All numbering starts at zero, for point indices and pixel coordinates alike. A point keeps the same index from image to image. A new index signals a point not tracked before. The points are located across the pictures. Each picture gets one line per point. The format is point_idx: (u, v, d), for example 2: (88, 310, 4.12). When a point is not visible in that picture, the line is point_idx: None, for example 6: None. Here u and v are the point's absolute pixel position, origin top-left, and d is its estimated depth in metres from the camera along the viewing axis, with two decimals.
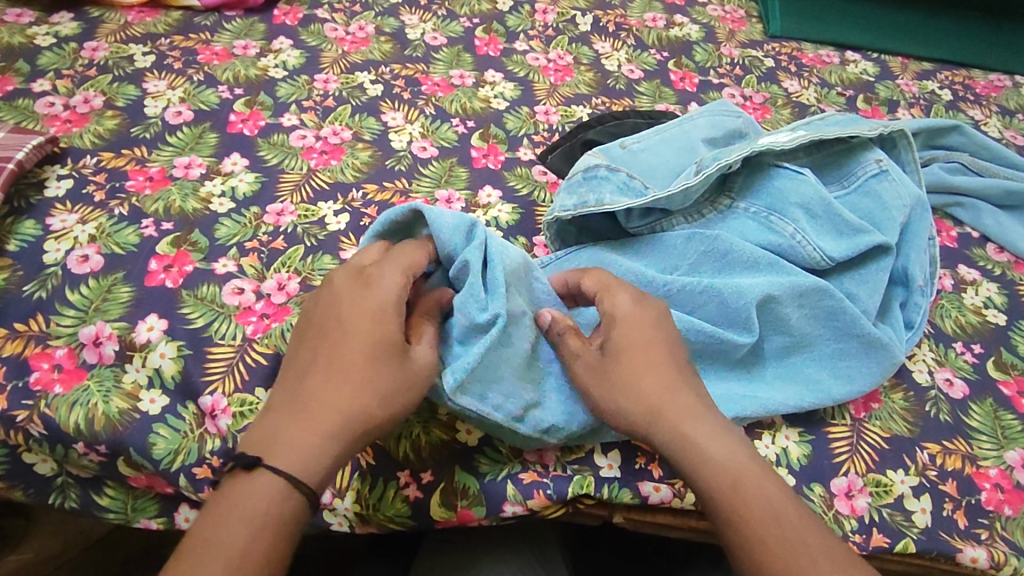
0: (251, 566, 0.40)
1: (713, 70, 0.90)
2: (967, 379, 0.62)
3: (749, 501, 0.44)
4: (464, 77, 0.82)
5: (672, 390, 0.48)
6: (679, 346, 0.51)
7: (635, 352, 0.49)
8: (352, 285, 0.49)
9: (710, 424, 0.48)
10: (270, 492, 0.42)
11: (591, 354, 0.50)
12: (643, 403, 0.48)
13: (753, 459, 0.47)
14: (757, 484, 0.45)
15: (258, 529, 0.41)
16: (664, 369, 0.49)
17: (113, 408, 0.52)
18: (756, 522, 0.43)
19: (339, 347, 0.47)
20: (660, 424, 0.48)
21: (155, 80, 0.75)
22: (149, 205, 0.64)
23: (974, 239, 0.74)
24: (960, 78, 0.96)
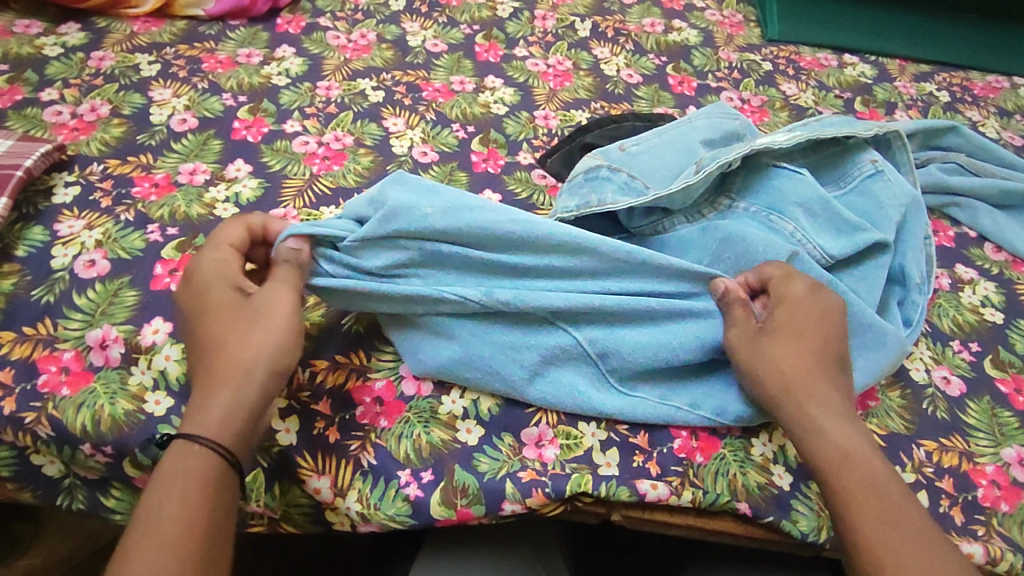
0: (183, 520, 0.42)
1: (711, 74, 0.91)
2: (964, 376, 0.62)
3: (855, 484, 0.46)
4: (465, 83, 0.83)
5: (813, 374, 0.50)
6: (839, 338, 0.53)
7: (779, 333, 0.52)
8: (198, 289, 0.51)
9: (842, 410, 0.50)
10: (190, 454, 0.44)
11: (749, 324, 0.53)
12: (781, 378, 0.50)
13: (875, 446, 0.48)
14: (866, 469, 0.47)
15: (183, 487, 0.43)
16: (815, 347, 0.51)
17: (119, 410, 0.53)
18: (864, 501, 0.46)
19: (209, 342, 0.49)
20: (791, 400, 0.50)
21: (161, 88, 0.77)
22: (154, 211, 0.65)
23: (972, 239, 0.74)
24: (958, 79, 0.96)
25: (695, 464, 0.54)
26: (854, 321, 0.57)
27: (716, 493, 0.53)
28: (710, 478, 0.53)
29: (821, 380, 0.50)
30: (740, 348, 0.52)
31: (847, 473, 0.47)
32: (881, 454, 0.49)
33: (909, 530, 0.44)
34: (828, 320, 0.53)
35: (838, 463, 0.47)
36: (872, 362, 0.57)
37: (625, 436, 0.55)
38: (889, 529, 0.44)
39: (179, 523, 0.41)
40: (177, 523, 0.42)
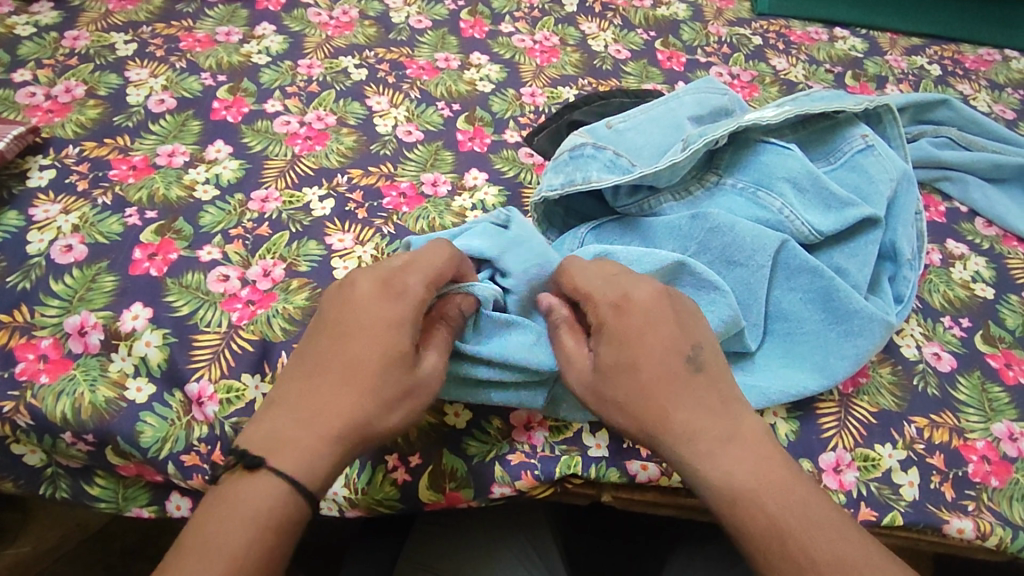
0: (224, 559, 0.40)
1: (701, 49, 0.90)
2: (955, 352, 0.62)
3: (753, 527, 0.42)
4: (450, 60, 0.82)
5: (656, 401, 0.45)
6: (675, 337, 0.47)
7: (616, 369, 0.46)
8: (374, 294, 0.47)
9: (710, 430, 0.45)
10: (262, 489, 0.42)
11: (584, 364, 0.48)
12: (636, 417, 0.46)
13: (767, 473, 0.44)
14: (752, 500, 0.43)
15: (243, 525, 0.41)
16: (636, 376, 0.46)
17: (100, 397, 0.52)
18: (765, 541, 0.42)
19: (353, 357, 0.45)
20: (664, 448, 0.45)
21: (137, 68, 0.75)
22: (132, 193, 0.64)
23: (962, 213, 0.73)
24: (949, 52, 0.95)
25: None
26: (845, 301, 0.57)
27: None
28: None
29: (670, 423, 0.45)
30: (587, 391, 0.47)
31: (743, 514, 0.43)
32: (763, 453, 0.45)
33: (811, 550, 0.41)
34: (627, 332, 0.47)
35: (721, 500, 0.43)
36: (861, 347, 0.56)
37: None
38: (801, 574, 0.41)
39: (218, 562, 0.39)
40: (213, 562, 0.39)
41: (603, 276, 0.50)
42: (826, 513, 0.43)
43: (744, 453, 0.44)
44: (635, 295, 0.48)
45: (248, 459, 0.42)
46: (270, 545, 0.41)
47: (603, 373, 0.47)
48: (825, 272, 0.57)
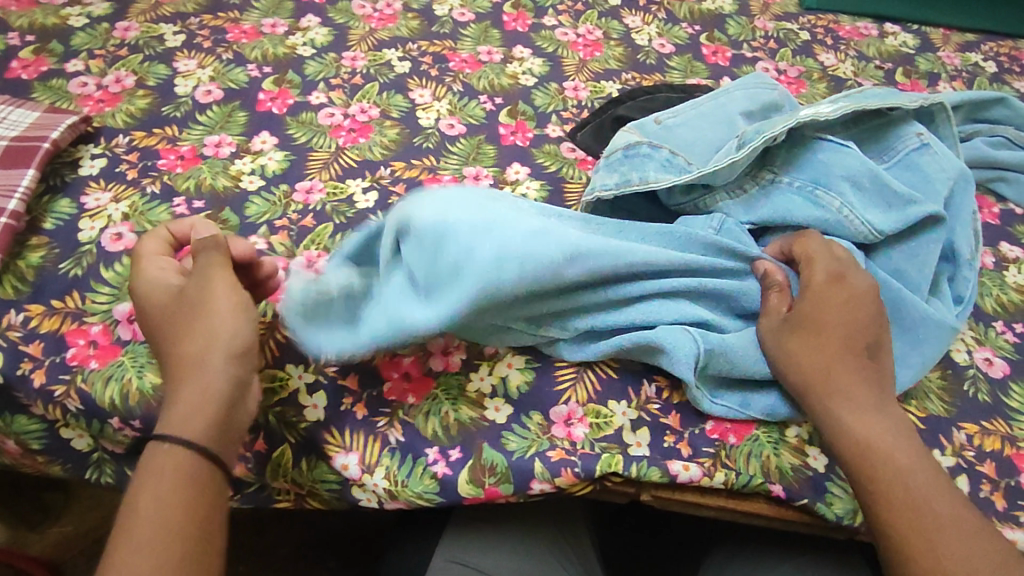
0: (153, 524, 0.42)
1: (747, 43, 0.88)
2: (1008, 358, 0.60)
3: (891, 484, 0.47)
4: (492, 53, 0.81)
5: (829, 360, 0.50)
6: (870, 321, 0.52)
7: (816, 330, 0.51)
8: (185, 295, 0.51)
9: (864, 400, 0.49)
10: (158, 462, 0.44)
11: (773, 320, 0.52)
12: (807, 367, 0.50)
13: (904, 445, 0.48)
14: (890, 462, 0.47)
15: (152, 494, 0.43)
16: (814, 329, 0.51)
17: (147, 383, 0.53)
18: (895, 497, 0.46)
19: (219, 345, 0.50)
20: (817, 398, 0.50)
21: (186, 59, 0.76)
22: (180, 183, 0.65)
23: (1018, 215, 0.71)
24: (1006, 49, 0.92)
25: (727, 445, 0.53)
26: (908, 309, 0.55)
27: (749, 474, 0.52)
28: (743, 459, 0.52)
29: (835, 383, 0.50)
30: (770, 343, 0.52)
31: (872, 469, 0.47)
32: (911, 439, 0.49)
33: (936, 521, 0.45)
34: (820, 303, 0.51)
35: (858, 450, 0.48)
36: (926, 356, 0.55)
37: (657, 415, 0.53)
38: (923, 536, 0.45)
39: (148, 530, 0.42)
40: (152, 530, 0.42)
41: (828, 245, 0.55)
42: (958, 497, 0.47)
43: (893, 428, 0.49)
44: (856, 286, 0.52)
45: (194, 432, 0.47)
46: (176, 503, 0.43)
47: (794, 331, 0.51)
48: (889, 284, 0.56)
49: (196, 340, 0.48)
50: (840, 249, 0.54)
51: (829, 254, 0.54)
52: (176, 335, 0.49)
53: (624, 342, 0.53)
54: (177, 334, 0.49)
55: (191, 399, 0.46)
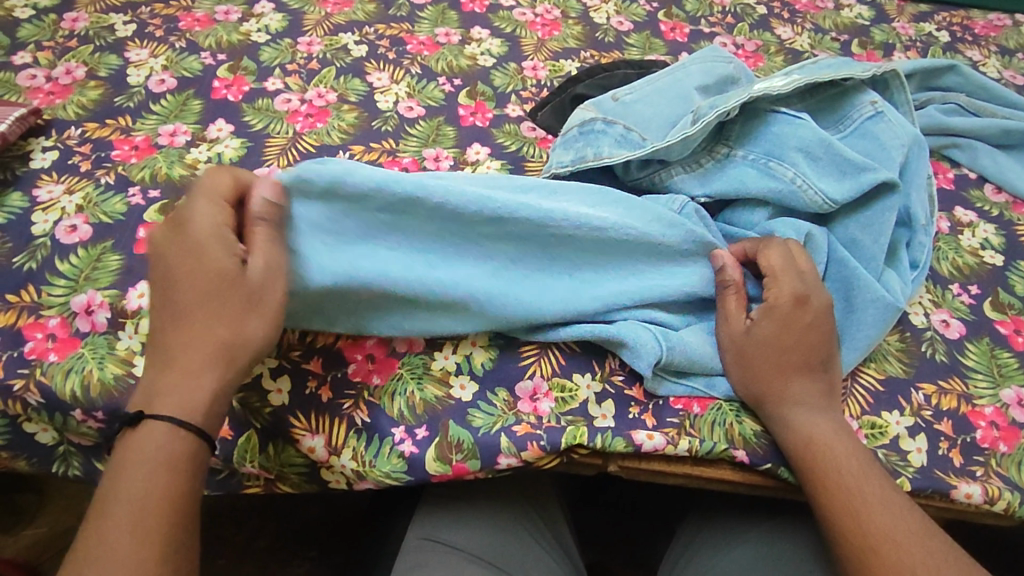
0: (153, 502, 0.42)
1: (704, 19, 0.89)
2: (964, 319, 0.61)
3: (832, 480, 0.48)
4: (450, 35, 0.81)
5: (783, 370, 0.51)
6: (825, 329, 0.52)
7: (770, 341, 0.52)
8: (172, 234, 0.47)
9: (815, 406, 0.51)
10: (158, 436, 0.43)
11: (735, 324, 0.53)
12: (759, 375, 0.52)
13: (850, 446, 0.49)
14: (833, 458, 0.49)
15: (153, 470, 0.43)
16: (769, 336, 0.52)
17: (108, 374, 0.53)
18: (835, 497, 0.48)
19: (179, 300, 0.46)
20: (770, 404, 0.51)
21: (137, 48, 0.75)
22: (135, 173, 0.64)
23: (971, 180, 0.73)
24: (958, 18, 0.94)
25: (692, 415, 0.53)
26: (861, 286, 0.57)
27: (713, 441, 0.52)
28: (706, 426, 0.53)
29: (788, 389, 0.51)
30: (729, 348, 0.53)
31: (817, 467, 0.49)
32: (855, 437, 0.51)
33: (872, 517, 0.46)
34: (778, 313, 0.52)
35: (805, 453, 0.50)
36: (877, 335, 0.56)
37: (622, 387, 0.54)
38: (856, 531, 0.46)
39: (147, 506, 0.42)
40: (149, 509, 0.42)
41: (791, 254, 0.54)
42: (892, 488, 0.48)
43: (840, 431, 0.50)
44: (815, 297, 0.53)
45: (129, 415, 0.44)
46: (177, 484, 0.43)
47: (748, 343, 0.52)
48: (846, 262, 0.57)
49: (207, 327, 0.45)
50: (797, 255, 0.55)
51: (786, 259, 0.54)
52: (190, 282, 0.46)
53: (585, 327, 0.53)
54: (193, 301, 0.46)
55: (196, 383, 0.45)
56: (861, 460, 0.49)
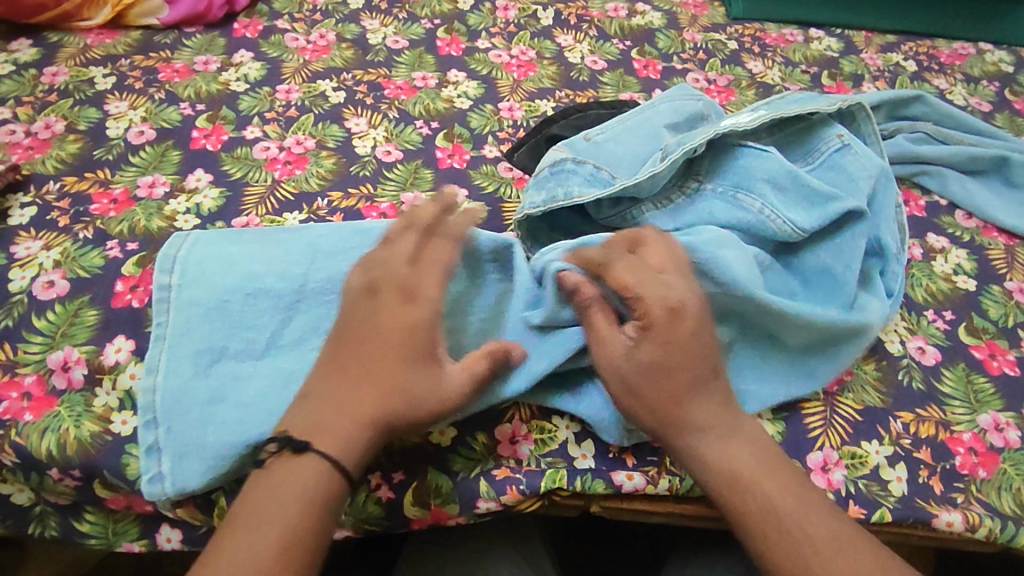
0: (286, 527, 0.43)
1: (677, 55, 0.91)
2: (939, 345, 0.62)
3: (750, 508, 0.47)
4: (427, 79, 0.82)
5: (678, 399, 0.48)
6: (705, 343, 0.49)
7: (664, 371, 0.48)
8: (393, 301, 0.50)
9: (720, 430, 0.49)
10: (316, 472, 0.45)
11: (615, 349, 0.49)
12: (656, 413, 0.49)
13: (766, 466, 0.48)
14: (755, 488, 0.47)
15: (303, 506, 0.44)
16: (647, 363, 0.48)
17: (84, 432, 0.52)
18: (760, 526, 0.47)
19: (381, 356, 0.48)
20: (676, 438, 0.49)
21: (117, 101, 0.75)
22: (114, 226, 0.64)
23: (942, 206, 0.74)
24: (924, 47, 0.96)
25: None
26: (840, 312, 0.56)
27: (693, 479, 0.52)
28: None
29: (689, 418, 0.49)
30: (608, 382, 0.49)
31: (736, 495, 0.47)
32: (767, 449, 0.49)
33: (808, 538, 0.46)
34: (659, 337, 0.48)
35: (724, 482, 0.48)
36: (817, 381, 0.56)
37: None
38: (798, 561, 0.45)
39: (281, 530, 0.43)
40: (296, 527, 0.44)
41: (639, 262, 0.50)
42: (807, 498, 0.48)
43: (746, 449, 0.49)
44: (688, 308, 0.49)
45: (296, 443, 0.46)
46: (315, 526, 0.44)
47: (639, 377, 0.48)
48: None
49: (395, 394, 0.47)
50: (644, 257, 0.51)
51: (633, 273, 0.50)
52: (373, 318, 0.49)
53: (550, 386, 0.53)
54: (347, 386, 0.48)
55: (346, 426, 0.46)
56: (774, 477, 0.48)
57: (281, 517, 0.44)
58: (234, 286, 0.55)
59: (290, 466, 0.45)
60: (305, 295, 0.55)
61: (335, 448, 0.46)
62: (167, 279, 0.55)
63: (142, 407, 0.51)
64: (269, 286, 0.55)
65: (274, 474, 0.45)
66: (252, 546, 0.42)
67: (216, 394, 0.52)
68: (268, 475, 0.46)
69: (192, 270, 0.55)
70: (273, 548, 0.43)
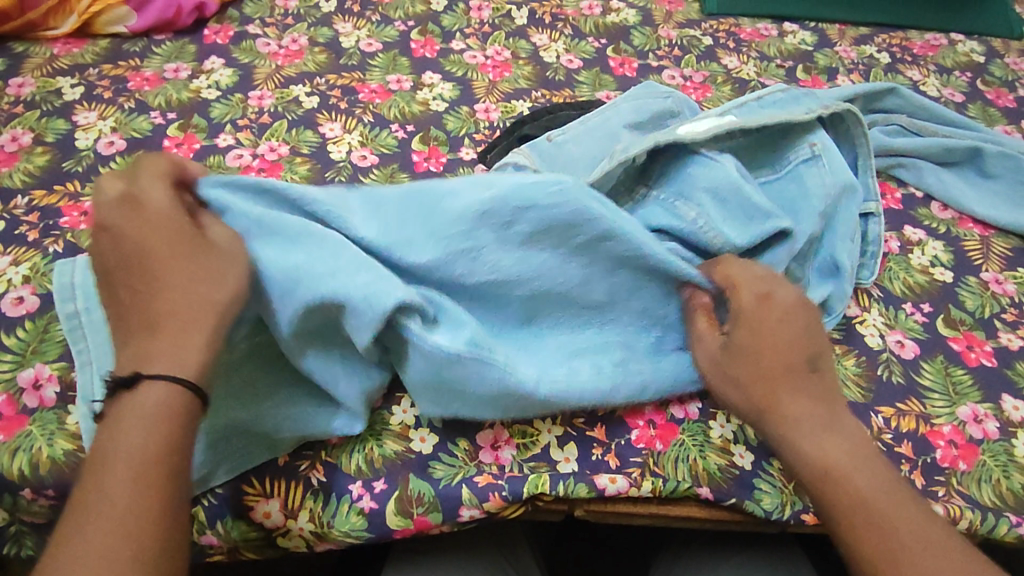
0: (142, 462, 0.40)
1: (652, 52, 0.90)
2: (918, 339, 0.62)
3: (844, 498, 0.45)
4: (402, 81, 0.82)
5: (774, 388, 0.49)
6: (807, 335, 0.50)
7: (745, 362, 0.49)
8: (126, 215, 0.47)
9: (819, 419, 0.48)
10: (159, 400, 0.42)
11: (711, 343, 0.52)
12: (755, 401, 0.49)
13: (859, 457, 0.47)
14: (846, 476, 0.46)
15: (152, 425, 0.42)
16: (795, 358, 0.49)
17: (58, 451, 0.51)
18: (851, 515, 0.45)
19: (157, 275, 0.46)
20: (768, 425, 0.49)
21: (85, 111, 0.74)
22: (85, 239, 0.63)
23: (918, 198, 0.74)
24: (897, 39, 0.97)
25: (654, 453, 0.53)
26: None
27: (677, 480, 0.52)
28: (670, 465, 0.53)
29: (784, 407, 0.48)
30: (707, 371, 0.51)
31: (829, 484, 0.46)
32: (868, 447, 0.48)
33: (898, 534, 0.44)
34: (738, 334, 0.50)
35: (817, 471, 0.47)
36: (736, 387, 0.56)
37: (583, 430, 0.54)
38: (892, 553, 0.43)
39: (137, 465, 0.40)
40: (148, 462, 0.40)
41: (751, 268, 0.52)
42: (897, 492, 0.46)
43: (836, 440, 0.48)
44: (778, 295, 0.51)
45: (123, 378, 0.43)
46: (168, 456, 0.41)
47: (721, 368, 0.51)
48: None
49: (204, 287, 0.46)
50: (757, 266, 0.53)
51: (745, 271, 0.52)
52: (134, 219, 0.47)
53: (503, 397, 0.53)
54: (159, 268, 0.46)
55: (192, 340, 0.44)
56: (873, 471, 0.46)
57: (125, 449, 0.41)
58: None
59: (138, 401, 0.42)
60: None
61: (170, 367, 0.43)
62: (73, 305, 0.54)
63: (86, 432, 0.51)
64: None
65: (119, 417, 0.42)
66: (107, 492, 0.39)
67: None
68: (112, 418, 0.42)
69: (95, 292, 0.54)
70: (128, 474, 0.40)
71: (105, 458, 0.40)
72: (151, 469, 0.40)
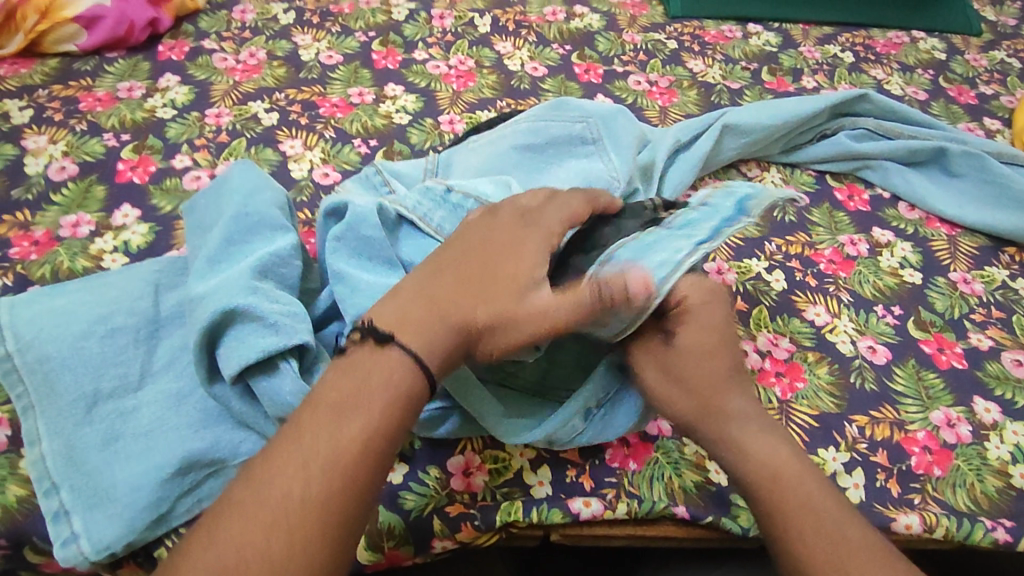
0: (371, 432, 0.40)
1: (617, 58, 0.90)
2: (889, 343, 0.62)
3: (793, 507, 0.45)
4: (364, 95, 0.80)
5: (726, 388, 0.48)
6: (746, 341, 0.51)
7: (700, 358, 0.48)
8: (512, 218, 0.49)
9: (758, 423, 0.48)
10: (401, 371, 0.42)
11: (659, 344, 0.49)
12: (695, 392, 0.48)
13: (803, 465, 0.47)
14: (796, 485, 0.45)
15: (389, 401, 0.41)
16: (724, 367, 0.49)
17: (10, 497, 0.49)
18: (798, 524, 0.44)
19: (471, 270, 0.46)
20: (708, 421, 0.48)
21: (35, 135, 0.72)
22: (35, 271, 0.61)
23: (885, 200, 0.74)
24: (860, 38, 0.97)
25: (629, 472, 0.52)
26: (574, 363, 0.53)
27: (652, 500, 0.51)
28: (646, 483, 0.52)
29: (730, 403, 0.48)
30: (650, 363, 0.49)
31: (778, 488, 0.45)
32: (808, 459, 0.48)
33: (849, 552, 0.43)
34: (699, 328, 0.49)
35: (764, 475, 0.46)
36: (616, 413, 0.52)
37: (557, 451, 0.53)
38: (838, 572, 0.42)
39: (370, 432, 0.40)
40: (378, 437, 0.40)
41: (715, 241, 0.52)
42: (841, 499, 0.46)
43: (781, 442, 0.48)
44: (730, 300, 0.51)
45: (379, 333, 0.43)
46: (387, 442, 0.40)
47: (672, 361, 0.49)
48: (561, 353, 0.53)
49: (469, 299, 0.45)
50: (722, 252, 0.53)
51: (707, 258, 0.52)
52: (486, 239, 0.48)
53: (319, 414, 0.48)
54: (488, 260, 0.47)
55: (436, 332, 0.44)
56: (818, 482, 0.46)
57: (358, 413, 0.40)
58: (85, 331, 0.52)
59: (378, 362, 0.42)
60: (162, 322, 0.54)
61: (416, 346, 0.43)
62: (3, 348, 0.51)
63: (37, 478, 0.48)
64: (123, 324, 0.53)
65: (355, 371, 0.42)
66: (327, 446, 0.39)
67: (110, 433, 0.50)
68: (358, 369, 0.42)
69: (26, 331, 0.52)
70: (351, 443, 0.39)
71: (331, 419, 0.40)
72: (381, 442, 0.40)
